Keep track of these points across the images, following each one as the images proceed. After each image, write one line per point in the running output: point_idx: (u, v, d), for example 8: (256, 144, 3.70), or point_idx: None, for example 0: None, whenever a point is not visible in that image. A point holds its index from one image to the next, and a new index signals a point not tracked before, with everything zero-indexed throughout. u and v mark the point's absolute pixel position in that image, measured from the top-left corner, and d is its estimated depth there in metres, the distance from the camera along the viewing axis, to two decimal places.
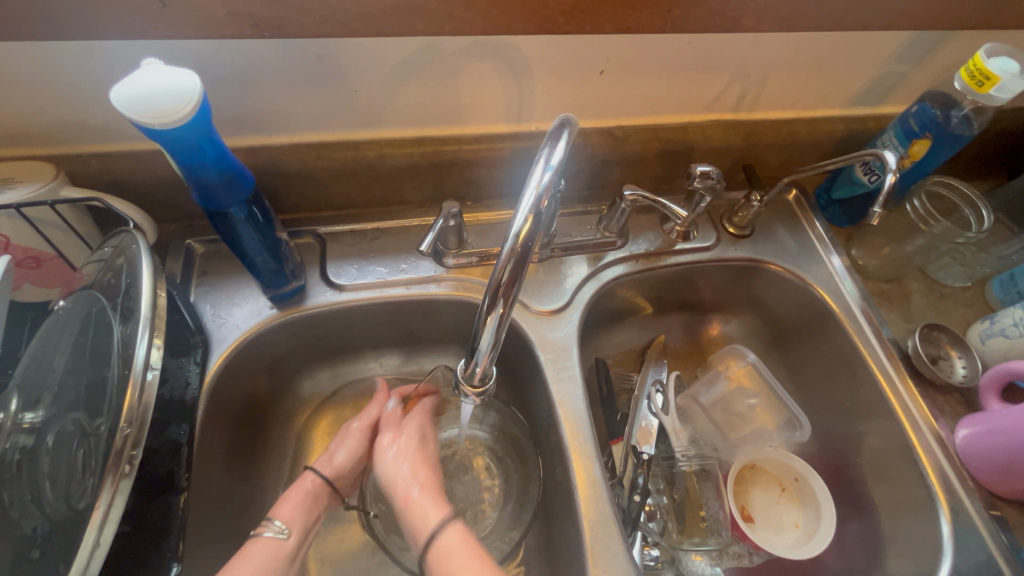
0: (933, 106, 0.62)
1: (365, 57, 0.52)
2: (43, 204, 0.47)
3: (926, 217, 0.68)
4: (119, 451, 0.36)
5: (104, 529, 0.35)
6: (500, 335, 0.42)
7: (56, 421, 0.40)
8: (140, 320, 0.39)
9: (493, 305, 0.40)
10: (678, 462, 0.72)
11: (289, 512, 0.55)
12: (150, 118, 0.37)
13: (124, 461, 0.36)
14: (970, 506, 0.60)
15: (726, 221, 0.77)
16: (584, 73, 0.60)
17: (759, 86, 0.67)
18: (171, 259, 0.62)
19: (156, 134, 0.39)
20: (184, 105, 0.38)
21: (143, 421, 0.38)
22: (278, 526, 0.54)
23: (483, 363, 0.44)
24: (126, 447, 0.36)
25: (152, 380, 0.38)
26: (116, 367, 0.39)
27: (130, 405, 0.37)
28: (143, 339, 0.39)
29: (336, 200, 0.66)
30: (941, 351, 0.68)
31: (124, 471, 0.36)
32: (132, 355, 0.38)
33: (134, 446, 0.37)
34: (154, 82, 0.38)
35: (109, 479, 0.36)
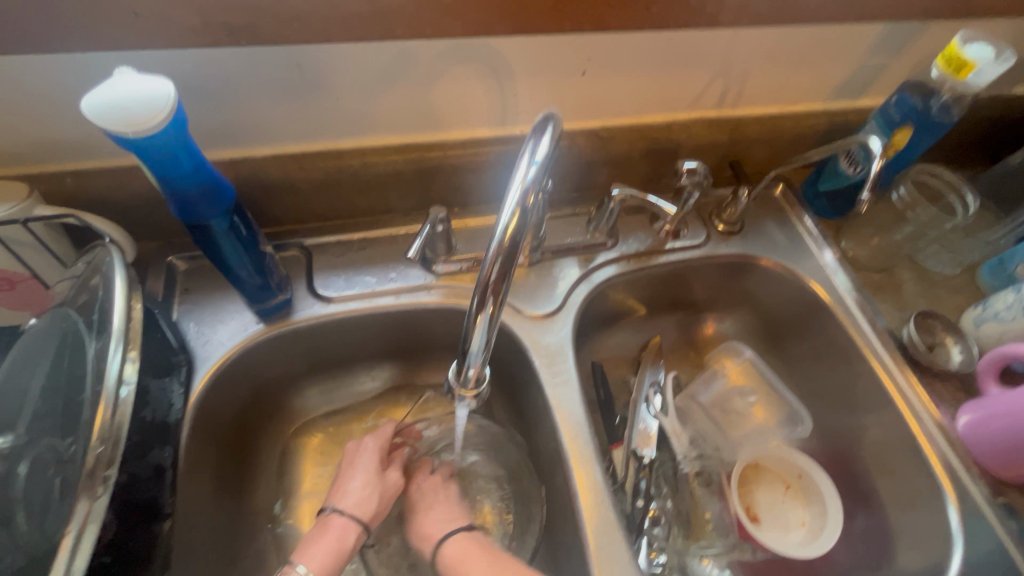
0: (911, 95, 0.62)
1: (346, 64, 0.52)
2: (17, 222, 0.46)
3: (912, 205, 0.69)
4: (92, 469, 0.35)
5: (77, 556, 0.34)
6: (492, 335, 0.40)
7: (30, 447, 0.38)
8: (113, 332, 0.38)
9: (482, 304, 0.38)
10: (680, 465, 0.72)
11: (320, 561, 0.52)
12: (124, 128, 0.36)
13: (98, 480, 0.35)
14: (977, 494, 0.59)
15: (715, 218, 0.77)
16: (566, 75, 0.60)
17: (740, 82, 0.68)
18: (152, 278, 0.60)
19: (132, 142, 0.38)
20: (160, 113, 0.37)
21: (116, 439, 0.36)
22: (310, 573, 0.50)
23: (476, 366, 0.42)
24: (100, 466, 0.35)
25: (127, 396, 0.37)
26: (90, 384, 0.38)
27: (103, 422, 0.36)
28: (117, 353, 0.38)
29: (320, 212, 0.65)
30: (936, 338, 0.67)
31: (99, 490, 0.35)
32: (105, 368, 0.37)
33: (108, 464, 0.35)
34: (128, 88, 0.37)
35: (83, 499, 0.34)
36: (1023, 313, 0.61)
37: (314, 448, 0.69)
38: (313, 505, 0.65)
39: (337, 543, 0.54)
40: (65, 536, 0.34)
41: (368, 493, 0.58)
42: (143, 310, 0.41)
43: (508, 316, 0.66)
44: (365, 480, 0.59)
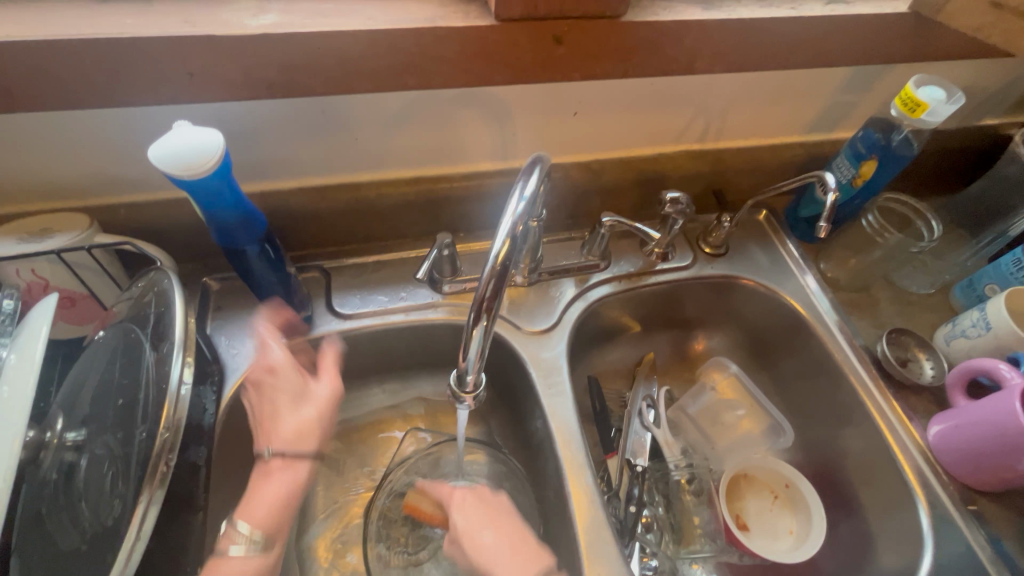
0: (875, 131, 0.69)
1: (365, 109, 0.60)
2: (81, 248, 0.53)
3: (880, 230, 0.74)
4: (158, 454, 0.41)
5: (142, 527, 0.40)
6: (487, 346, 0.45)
7: (92, 442, 0.44)
8: (175, 343, 0.45)
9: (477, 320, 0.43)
10: (671, 474, 0.77)
11: (261, 517, 0.50)
12: (180, 170, 0.44)
13: (162, 463, 0.42)
14: (948, 500, 0.63)
15: (702, 241, 0.83)
16: (559, 115, 0.67)
17: (720, 118, 0.75)
18: (189, 297, 0.67)
19: (186, 182, 0.45)
20: (208, 160, 0.44)
21: (178, 428, 0.43)
22: (253, 534, 0.49)
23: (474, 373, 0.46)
24: (165, 451, 0.42)
25: (186, 394, 0.44)
26: (151, 385, 0.44)
27: (168, 415, 0.43)
28: (177, 359, 0.45)
29: (339, 237, 0.72)
30: (909, 353, 0.72)
31: (160, 473, 0.41)
32: (166, 375, 0.44)
33: (170, 450, 0.42)
34: (184, 139, 0.44)
35: (149, 482, 0.41)
36: (986, 329, 0.66)
37: (329, 454, 0.74)
38: (327, 506, 0.71)
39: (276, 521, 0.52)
40: (133, 513, 0.40)
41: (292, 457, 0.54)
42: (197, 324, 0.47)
43: (508, 332, 0.72)
44: (292, 409, 0.56)
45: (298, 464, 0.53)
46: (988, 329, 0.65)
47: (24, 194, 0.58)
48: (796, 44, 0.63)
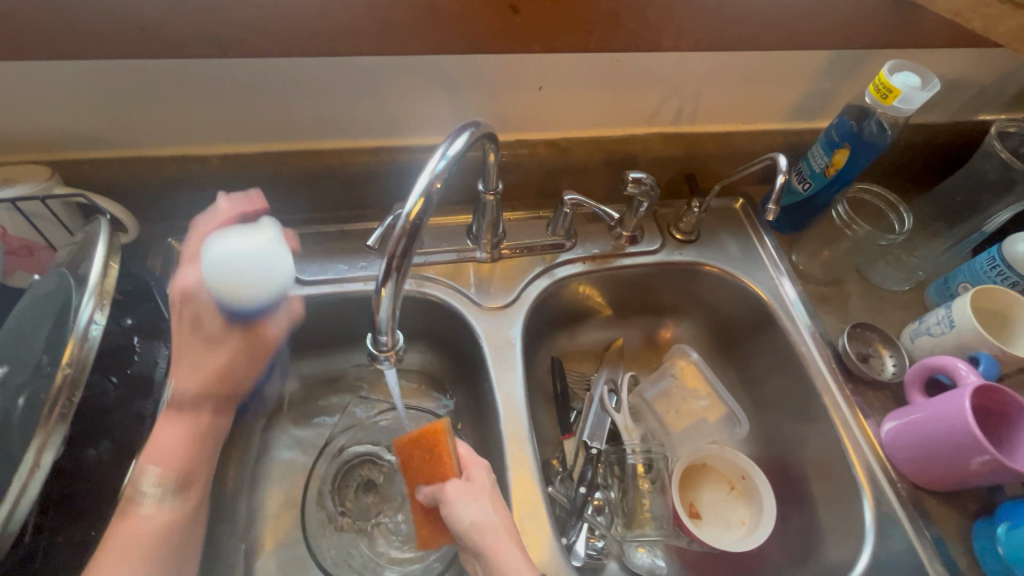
0: (849, 119, 0.67)
1: (324, 74, 0.60)
2: (37, 198, 0.55)
3: (850, 222, 0.72)
4: (60, 387, 0.42)
5: (42, 456, 0.41)
6: (399, 305, 0.43)
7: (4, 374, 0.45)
8: (89, 287, 0.46)
9: (387, 279, 0.42)
10: (627, 457, 0.76)
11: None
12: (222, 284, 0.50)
13: (63, 398, 0.42)
14: (893, 497, 0.62)
15: (673, 227, 0.81)
16: (524, 89, 0.66)
17: (693, 101, 0.73)
18: (152, 257, 0.69)
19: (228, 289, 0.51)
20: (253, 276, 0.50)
21: (83, 367, 0.44)
22: (163, 483, 0.52)
23: (386, 330, 0.44)
24: (66, 384, 0.42)
25: (93, 336, 0.45)
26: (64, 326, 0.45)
27: (73, 351, 0.43)
28: (89, 303, 0.45)
29: (303, 204, 0.73)
30: (871, 349, 0.71)
31: (58, 410, 0.42)
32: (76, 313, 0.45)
33: (72, 386, 0.43)
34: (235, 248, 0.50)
35: (46, 415, 0.41)
36: (950, 327, 0.64)
37: (286, 419, 0.75)
38: (280, 469, 0.72)
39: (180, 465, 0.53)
40: (30, 445, 0.41)
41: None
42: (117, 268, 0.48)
43: (467, 307, 0.72)
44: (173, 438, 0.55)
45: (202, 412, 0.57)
46: (952, 327, 0.64)
47: None
48: (767, 24, 0.61)
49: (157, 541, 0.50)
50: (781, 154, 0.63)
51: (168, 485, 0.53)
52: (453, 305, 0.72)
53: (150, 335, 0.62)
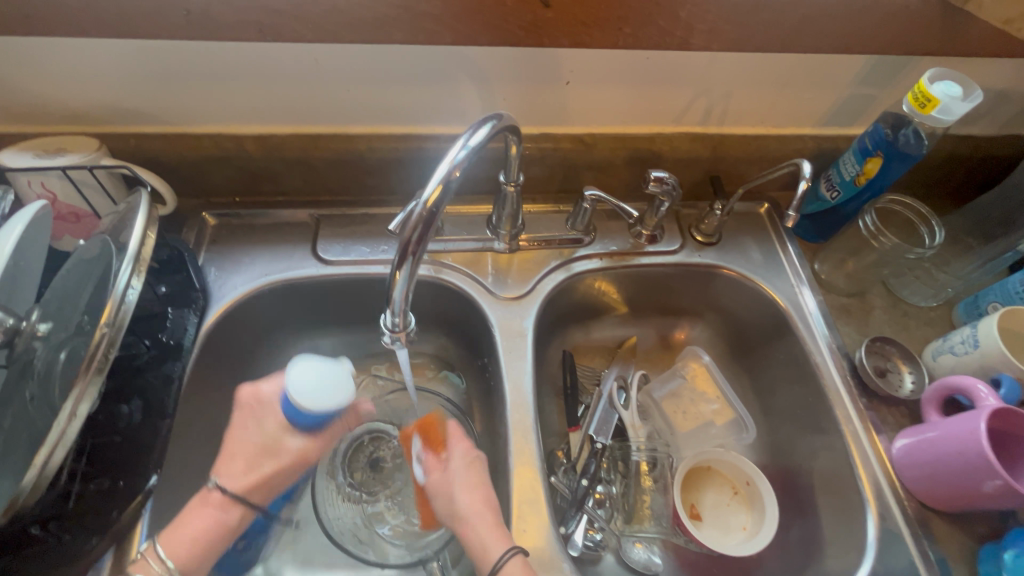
0: (884, 127, 0.64)
1: (356, 61, 0.62)
2: (85, 168, 0.58)
3: (876, 233, 0.69)
4: (98, 344, 0.44)
5: (79, 405, 0.43)
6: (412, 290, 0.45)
7: (55, 333, 0.48)
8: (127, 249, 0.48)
9: (402, 262, 0.43)
10: (631, 453, 0.76)
11: (184, 548, 0.50)
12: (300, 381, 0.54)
13: (101, 354, 0.44)
14: (898, 514, 0.61)
15: (694, 229, 0.81)
16: (552, 83, 0.67)
17: (723, 101, 0.72)
18: (188, 229, 0.72)
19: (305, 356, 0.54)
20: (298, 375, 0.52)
21: (120, 329, 0.45)
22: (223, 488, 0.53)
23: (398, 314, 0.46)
24: (104, 342, 0.44)
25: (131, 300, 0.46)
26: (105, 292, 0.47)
27: (110, 314, 0.45)
28: (127, 269, 0.47)
29: (331, 187, 0.75)
30: (890, 364, 0.69)
31: (97, 366, 0.44)
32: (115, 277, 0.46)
33: (110, 343, 0.45)
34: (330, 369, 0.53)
35: (86, 369, 0.43)
36: (974, 347, 0.62)
37: None
38: None
39: (268, 422, 0.56)
40: (70, 396, 0.43)
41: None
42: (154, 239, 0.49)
43: (482, 296, 0.73)
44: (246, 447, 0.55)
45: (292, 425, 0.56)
46: (976, 347, 0.62)
47: (45, 116, 0.64)
48: (803, 26, 0.60)
49: None
50: (807, 163, 0.61)
51: (214, 535, 0.52)
52: (469, 293, 0.73)
53: (181, 304, 0.65)
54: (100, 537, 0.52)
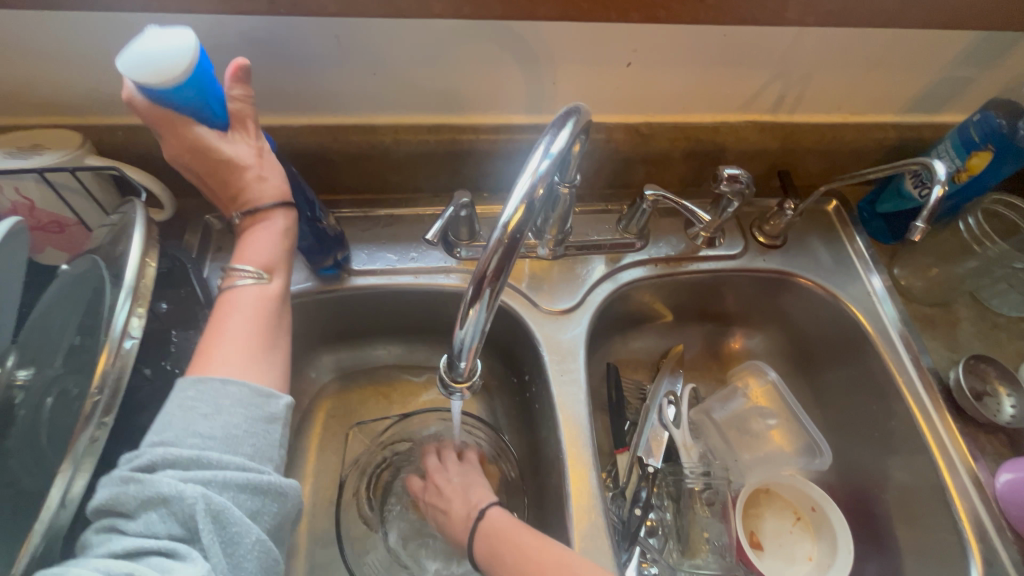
0: (998, 115, 0.56)
1: (385, 39, 0.52)
2: (65, 170, 0.49)
3: (980, 238, 0.62)
4: (90, 416, 0.35)
5: (69, 493, 0.35)
6: (486, 328, 0.39)
7: (35, 383, 0.40)
8: (123, 286, 0.38)
9: (477, 295, 0.37)
10: (684, 479, 0.69)
11: (263, 258, 0.48)
12: (156, 78, 0.39)
13: (93, 427, 0.35)
14: (1006, 560, 0.54)
15: (757, 229, 0.72)
16: (610, 64, 0.57)
17: (802, 85, 0.63)
18: (189, 234, 0.63)
19: (161, 96, 0.41)
20: (189, 61, 0.40)
21: (117, 389, 0.37)
22: (256, 267, 0.48)
23: (468, 357, 0.39)
24: (95, 414, 0.35)
25: (130, 349, 0.37)
26: (99, 336, 0.38)
27: (105, 370, 0.36)
28: (125, 307, 0.38)
29: (351, 184, 0.66)
30: (987, 386, 0.62)
31: (93, 435, 0.36)
32: (110, 321, 0.37)
33: (104, 412, 0.36)
34: (157, 42, 0.40)
35: (76, 445, 0.35)
36: None
37: (325, 413, 0.71)
38: (318, 465, 0.68)
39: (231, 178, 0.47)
40: (56, 481, 0.35)
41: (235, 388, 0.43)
42: (156, 268, 0.40)
43: (525, 309, 0.65)
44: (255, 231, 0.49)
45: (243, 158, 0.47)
46: None
47: (18, 107, 0.54)
48: None
49: (266, 315, 0.47)
50: (940, 161, 0.52)
51: (270, 305, 0.48)
52: (510, 304, 0.65)
53: (185, 324, 0.57)
54: None
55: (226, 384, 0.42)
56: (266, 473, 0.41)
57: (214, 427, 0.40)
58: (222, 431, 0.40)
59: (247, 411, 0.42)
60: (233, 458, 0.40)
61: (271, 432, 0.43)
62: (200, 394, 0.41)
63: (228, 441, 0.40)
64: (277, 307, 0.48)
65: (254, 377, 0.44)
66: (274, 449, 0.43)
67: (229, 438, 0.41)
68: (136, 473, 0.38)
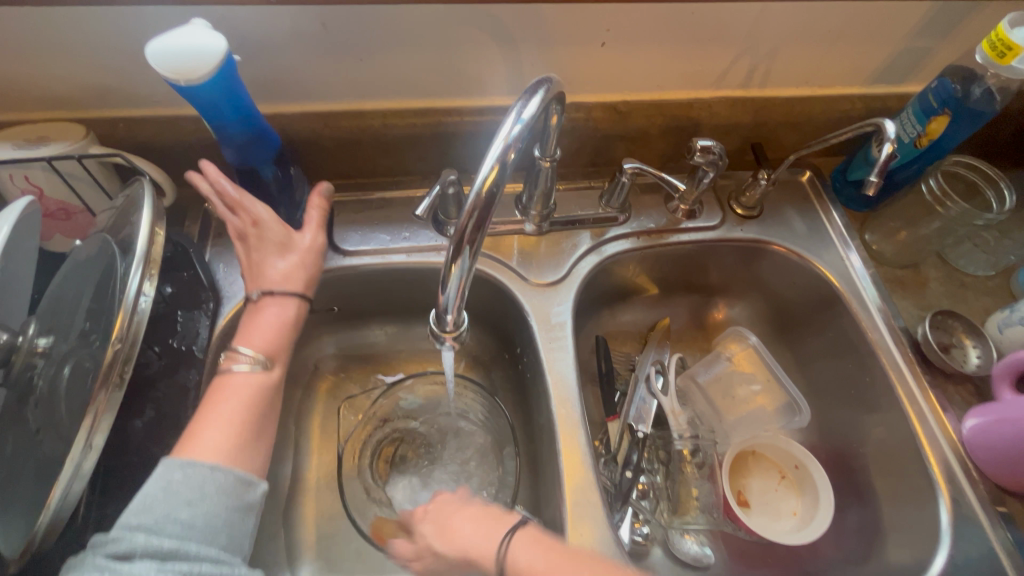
0: (953, 81, 0.59)
1: (371, 26, 0.55)
2: (72, 157, 0.52)
3: (941, 198, 0.64)
4: (110, 365, 0.38)
5: (94, 435, 0.37)
6: (468, 284, 0.42)
7: (56, 348, 0.42)
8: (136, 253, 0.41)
9: (457, 253, 0.40)
10: (673, 442, 0.72)
11: (263, 342, 0.52)
12: (176, 75, 0.41)
13: (114, 375, 0.38)
14: (973, 497, 0.58)
15: (734, 201, 0.76)
16: (585, 44, 0.60)
17: (769, 60, 0.66)
18: (190, 222, 0.66)
19: (182, 88, 0.43)
20: (206, 66, 0.42)
21: (134, 340, 0.40)
22: (255, 354, 0.50)
23: (453, 309, 0.42)
24: (117, 362, 0.38)
25: (144, 307, 0.40)
26: (112, 300, 0.41)
27: (122, 324, 0.39)
28: (137, 272, 0.41)
29: (344, 170, 0.69)
30: (953, 339, 0.65)
31: (113, 385, 0.38)
32: (124, 282, 0.40)
33: (125, 361, 0.39)
34: (183, 39, 0.42)
35: (99, 392, 0.38)
36: None
37: (328, 392, 0.74)
38: (322, 440, 0.71)
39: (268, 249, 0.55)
40: (82, 425, 0.37)
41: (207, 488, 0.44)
42: (164, 236, 0.43)
43: (514, 283, 0.68)
44: (266, 322, 0.53)
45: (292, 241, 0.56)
46: None
47: (24, 102, 0.57)
48: None
49: (255, 397, 0.49)
50: (888, 121, 0.55)
51: (262, 391, 0.50)
52: (499, 279, 0.68)
53: (189, 305, 0.60)
54: None
55: (210, 472, 0.43)
56: (237, 564, 0.42)
57: (195, 515, 0.42)
58: (202, 520, 0.42)
59: (227, 502, 0.43)
60: (209, 550, 0.41)
61: (245, 522, 0.44)
62: (185, 480, 0.42)
63: (207, 532, 0.42)
64: (266, 397, 0.50)
65: (236, 466, 0.45)
66: (246, 538, 0.44)
67: (206, 528, 0.42)
68: (109, 560, 0.38)
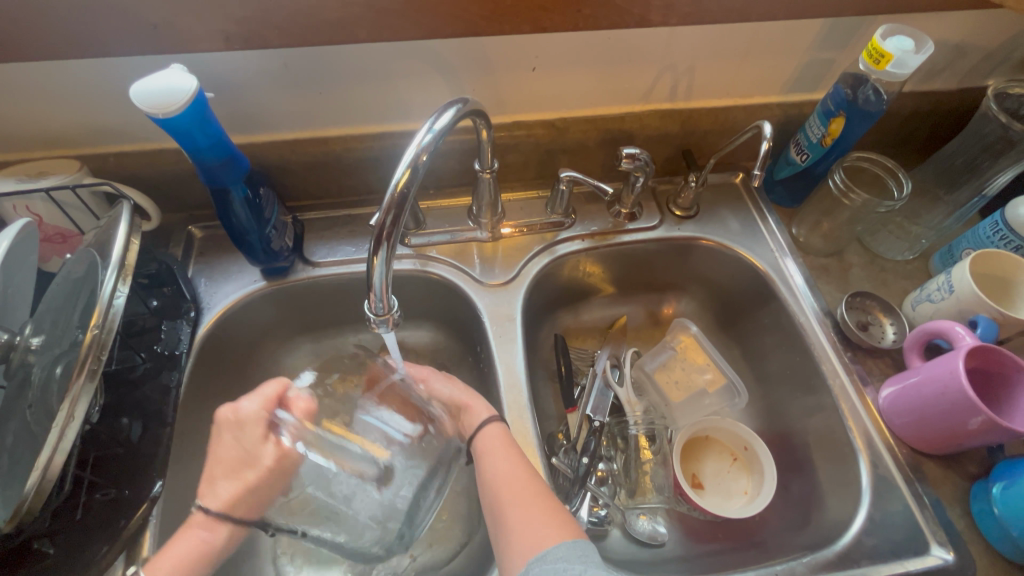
0: (844, 87, 0.67)
1: (327, 67, 0.63)
2: (67, 187, 0.60)
3: (846, 191, 0.70)
4: (88, 348, 0.45)
5: (75, 409, 0.44)
6: (389, 273, 0.48)
7: (46, 345, 0.49)
8: (112, 263, 0.49)
9: (378, 246, 0.47)
10: (628, 427, 0.75)
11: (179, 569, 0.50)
12: (152, 109, 0.48)
13: (92, 357, 0.45)
14: (891, 460, 0.63)
15: (672, 204, 0.83)
16: (517, 70, 0.68)
17: (688, 76, 0.74)
18: (175, 244, 0.74)
19: (161, 123, 0.49)
20: (182, 99, 0.48)
21: (110, 327, 0.47)
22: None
23: (381, 296, 0.50)
24: (94, 346, 0.45)
25: (117, 305, 0.48)
26: (90, 300, 0.49)
27: (99, 316, 0.46)
28: (111, 280, 0.48)
29: (314, 191, 0.77)
30: (870, 317, 0.72)
31: (91, 367, 0.45)
32: (100, 286, 0.47)
33: (101, 346, 0.46)
34: (164, 81, 0.49)
35: (78, 374, 0.44)
36: (949, 292, 0.64)
37: None
38: None
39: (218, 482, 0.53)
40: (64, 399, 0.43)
41: (235, 480, 0.53)
42: (137, 247, 0.52)
43: (469, 285, 0.75)
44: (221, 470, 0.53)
45: (238, 481, 0.53)
46: (951, 292, 0.64)
47: (26, 142, 0.65)
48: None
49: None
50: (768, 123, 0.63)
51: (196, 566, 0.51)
52: (455, 281, 0.75)
53: (172, 316, 0.66)
54: (110, 544, 0.52)
55: None
56: None
57: None
58: None
59: None
60: None
61: None
62: None
63: None
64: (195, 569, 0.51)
65: None
66: None
67: None
68: None
